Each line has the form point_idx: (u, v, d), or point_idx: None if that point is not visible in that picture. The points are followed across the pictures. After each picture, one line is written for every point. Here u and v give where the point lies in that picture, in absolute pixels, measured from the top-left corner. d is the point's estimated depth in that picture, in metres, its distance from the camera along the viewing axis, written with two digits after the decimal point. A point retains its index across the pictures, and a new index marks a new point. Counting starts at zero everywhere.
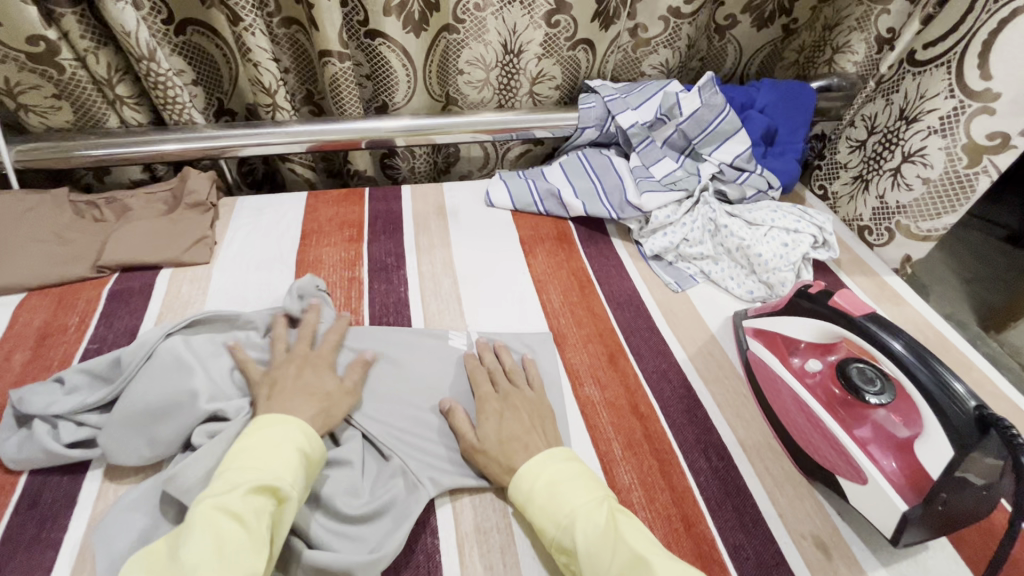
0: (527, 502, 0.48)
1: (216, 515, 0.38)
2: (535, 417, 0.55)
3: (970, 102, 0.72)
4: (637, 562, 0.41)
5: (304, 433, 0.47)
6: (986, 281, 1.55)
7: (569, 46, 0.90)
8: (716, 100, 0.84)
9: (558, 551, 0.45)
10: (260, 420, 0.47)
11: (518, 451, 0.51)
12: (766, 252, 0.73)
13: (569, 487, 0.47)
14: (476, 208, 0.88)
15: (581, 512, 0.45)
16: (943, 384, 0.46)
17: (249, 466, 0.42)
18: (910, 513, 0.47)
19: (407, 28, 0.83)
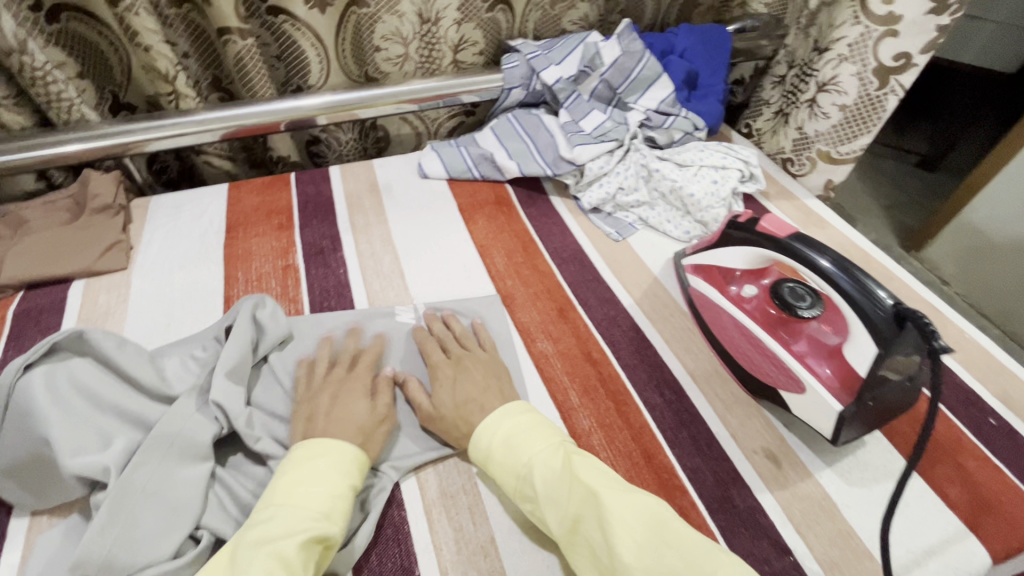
0: (487, 460, 0.48)
1: (272, 560, 0.37)
2: (486, 378, 0.55)
3: (876, 27, 0.74)
4: (591, 498, 0.41)
5: (357, 466, 0.46)
6: (905, 205, 1.67)
7: (486, 7, 0.88)
8: (634, 47, 0.83)
9: (521, 499, 0.45)
10: (315, 444, 0.46)
11: (475, 410, 0.51)
12: (697, 191, 0.75)
13: (524, 439, 0.47)
14: (410, 181, 0.85)
15: (536, 458, 0.45)
16: (866, 291, 0.48)
17: (302, 502, 0.41)
18: (844, 411, 0.50)
19: (309, 4, 0.78)
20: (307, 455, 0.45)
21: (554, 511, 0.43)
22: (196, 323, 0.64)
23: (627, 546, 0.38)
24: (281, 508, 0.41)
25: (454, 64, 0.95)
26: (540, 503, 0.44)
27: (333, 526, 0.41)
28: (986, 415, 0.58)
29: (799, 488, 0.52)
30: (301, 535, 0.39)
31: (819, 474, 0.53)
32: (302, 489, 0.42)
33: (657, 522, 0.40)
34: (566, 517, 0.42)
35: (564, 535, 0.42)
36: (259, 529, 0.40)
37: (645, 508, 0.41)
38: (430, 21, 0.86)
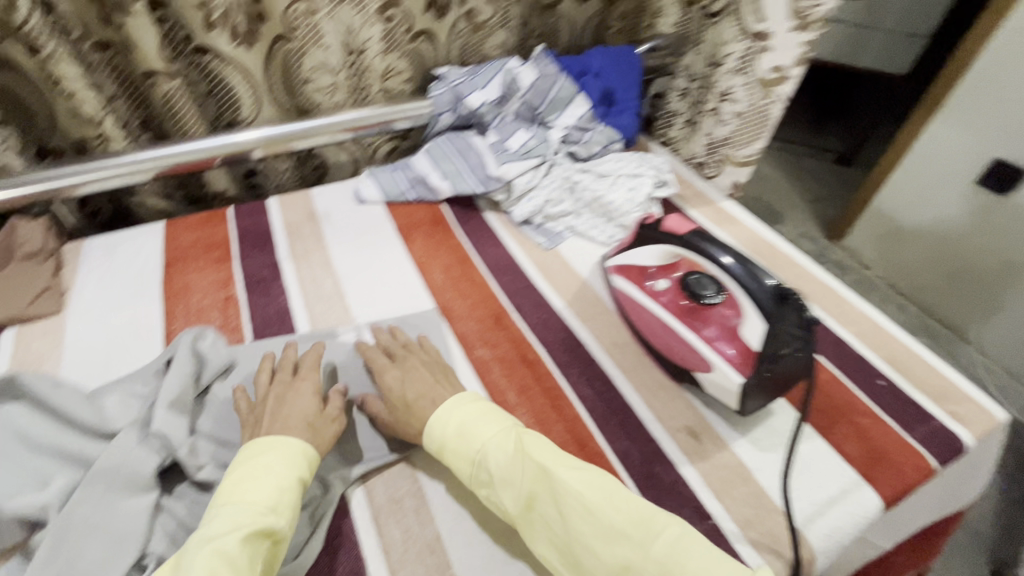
0: (442, 448, 0.51)
1: (215, 558, 0.39)
2: (438, 377, 0.58)
3: (756, 43, 0.83)
4: (542, 474, 0.46)
5: (304, 459, 0.48)
6: (828, 200, 1.95)
7: (409, 38, 0.93)
8: (549, 70, 0.91)
9: (478, 484, 0.49)
10: (263, 443, 0.48)
11: (430, 404, 0.54)
12: (616, 199, 0.82)
13: (476, 426, 0.51)
14: (349, 207, 0.88)
15: (489, 443, 0.49)
16: (758, 280, 0.56)
17: (246, 499, 0.44)
18: (746, 383, 0.56)
19: (235, 42, 0.81)
20: (254, 454, 0.47)
21: (507, 490, 0.47)
22: (135, 360, 0.64)
23: (581, 520, 0.44)
24: (226, 508, 0.43)
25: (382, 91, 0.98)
26: (495, 486, 0.47)
27: (280, 519, 0.44)
28: (877, 378, 0.66)
29: (717, 459, 0.57)
30: (244, 531, 0.41)
31: (735, 445, 0.58)
32: (247, 487, 0.44)
33: (605, 493, 0.46)
34: (520, 497, 0.47)
35: (518, 514, 0.47)
36: (206, 528, 0.42)
37: (593, 481, 0.46)
38: (355, 52, 0.90)
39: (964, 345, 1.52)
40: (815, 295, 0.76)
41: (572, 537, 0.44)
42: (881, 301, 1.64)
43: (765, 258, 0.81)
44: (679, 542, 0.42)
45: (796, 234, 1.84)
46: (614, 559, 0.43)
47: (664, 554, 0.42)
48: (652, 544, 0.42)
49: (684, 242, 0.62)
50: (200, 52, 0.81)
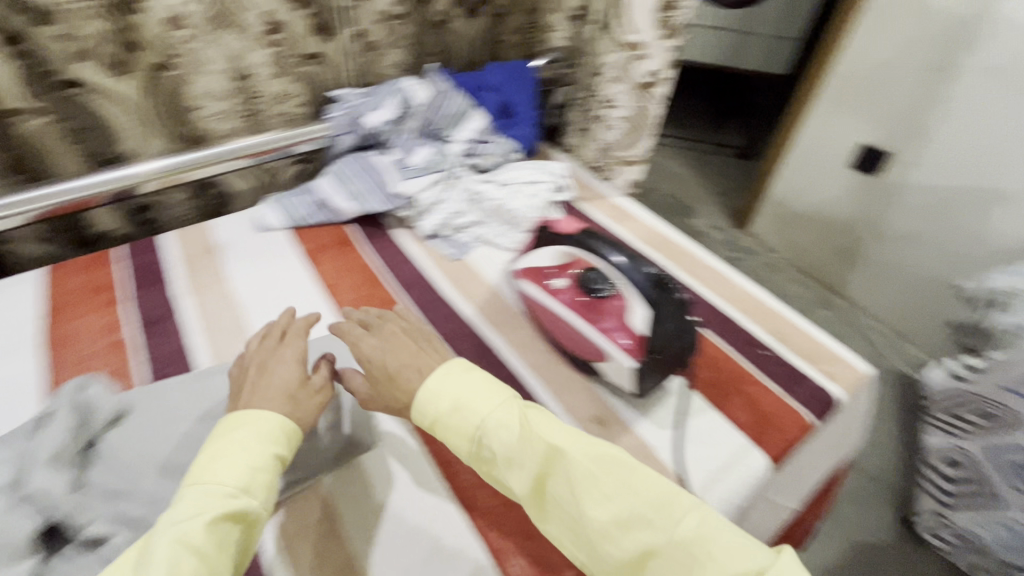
0: (436, 424, 0.51)
1: (179, 542, 0.39)
2: (419, 345, 0.58)
3: (629, 52, 0.90)
4: (551, 453, 0.46)
5: (279, 435, 0.49)
6: (733, 191, 2.11)
7: (298, 62, 0.93)
8: (441, 87, 0.93)
9: (479, 460, 0.50)
10: (240, 419, 0.49)
11: (414, 375, 0.54)
12: (517, 206, 0.86)
13: (474, 400, 0.50)
14: (250, 236, 0.86)
15: (487, 420, 0.49)
16: (638, 267, 0.60)
17: (216, 478, 0.44)
18: (639, 367, 0.59)
19: (111, 73, 0.78)
20: (229, 430, 0.48)
21: (512, 468, 0.47)
22: (12, 418, 0.60)
23: (597, 506, 0.44)
24: (195, 488, 0.43)
25: (276, 115, 0.97)
26: (502, 467, 0.48)
27: (252, 499, 0.44)
28: (760, 347, 0.72)
29: (621, 442, 0.61)
30: (211, 513, 0.41)
31: (637, 426, 0.62)
32: (217, 466, 0.44)
33: (618, 473, 0.45)
34: (530, 477, 0.47)
35: (530, 496, 0.47)
36: (175, 510, 0.42)
37: (605, 461, 0.46)
38: (243, 76, 0.89)
39: (858, 311, 1.68)
40: (704, 278, 0.82)
41: (585, 523, 0.44)
42: (787, 280, 1.79)
43: (660, 249, 0.87)
44: (702, 527, 0.42)
45: (710, 226, 1.97)
46: (634, 545, 0.43)
47: (687, 538, 0.42)
48: (676, 528, 0.43)
49: (575, 241, 0.66)
50: (79, 82, 0.76)
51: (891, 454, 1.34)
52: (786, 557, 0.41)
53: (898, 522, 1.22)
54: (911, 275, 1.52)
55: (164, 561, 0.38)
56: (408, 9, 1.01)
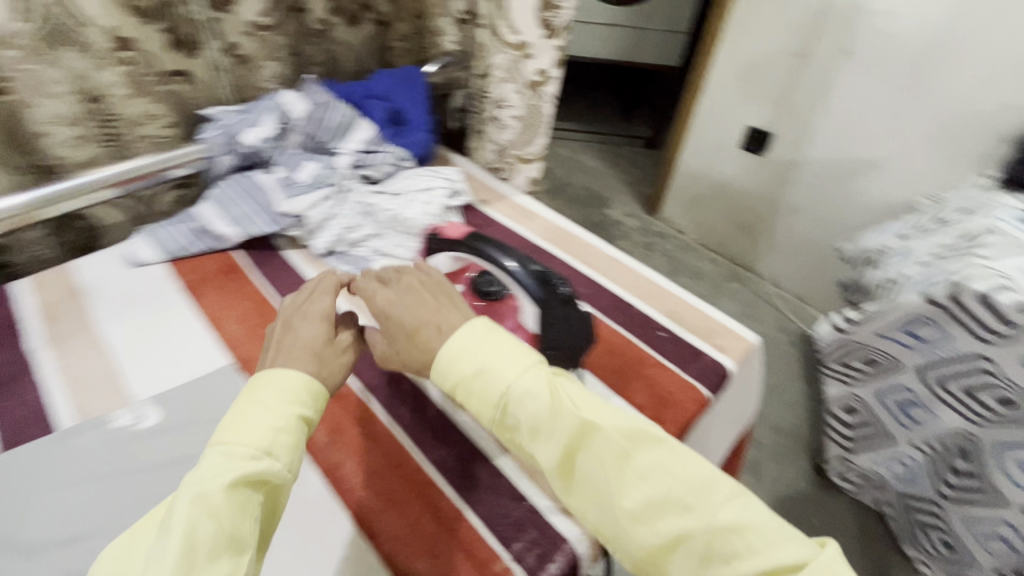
0: (456, 389, 0.48)
1: (201, 505, 0.38)
2: (438, 297, 0.54)
3: (515, 52, 0.92)
4: (584, 425, 0.44)
5: (301, 398, 0.47)
6: (643, 180, 2.21)
7: (158, 80, 0.86)
8: (321, 98, 0.90)
9: (500, 428, 0.47)
10: (267, 377, 0.48)
11: (433, 333, 0.50)
12: (413, 214, 0.85)
13: (498, 363, 0.47)
14: (121, 273, 0.78)
15: (514, 386, 0.46)
16: (524, 265, 0.61)
17: (237, 440, 0.42)
18: None
19: None
20: (255, 389, 0.46)
21: (538, 436, 0.45)
22: None
23: (629, 485, 0.42)
24: (215, 451, 0.42)
25: (138, 138, 0.89)
26: (529, 437, 0.45)
27: (274, 462, 0.42)
28: (658, 330, 0.75)
29: None
30: (231, 477, 0.40)
31: None
32: (238, 428, 0.43)
33: (654, 451, 0.43)
34: (558, 448, 0.44)
35: (557, 471, 0.45)
36: (199, 469, 0.41)
37: (640, 438, 0.44)
38: (94, 97, 0.81)
39: (763, 281, 1.80)
40: (603, 268, 0.84)
41: (616, 503, 0.42)
42: (698, 259, 1.88)
43: (560, 244, 0.89)
44: (743, 514, 0.40)
45: (624, 214, 2.05)
46: (668, 528, 0.41)
47: (725, 525, 0.40)
48: (714, 514, 0.40)
49: (465, 247, 0.64)
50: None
51: (801, 410, 1.45)
52: (831, 554, 0.39)
53: (813, 473, 1.32)
54: (803, 244, 1.65)
55: (182, 528, 0.37)
56: (281, 19, 0.96)
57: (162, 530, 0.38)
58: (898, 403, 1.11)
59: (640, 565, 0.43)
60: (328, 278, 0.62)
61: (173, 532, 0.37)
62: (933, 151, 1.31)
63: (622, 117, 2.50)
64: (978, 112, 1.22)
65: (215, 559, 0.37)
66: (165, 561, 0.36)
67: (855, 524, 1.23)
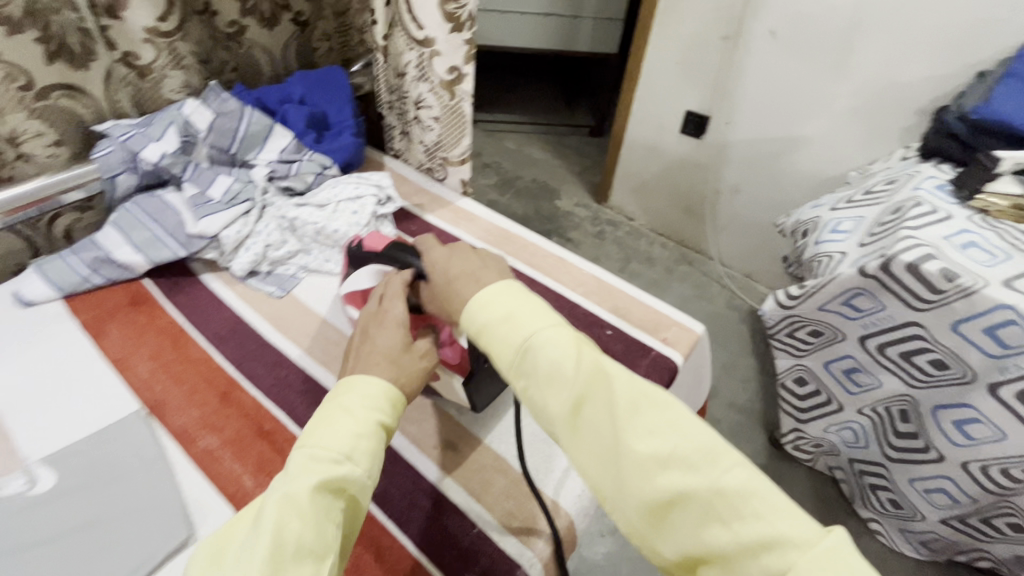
0: (483, 332, 0.46)
1: (290, 507, 0.39)
2: (494, 261, 0.52)
3: (424, 49, 0.87)
4: (599, 374, 0.43)
5: (385, 401, 0.46)
6: (590, 169, 2.21)
7: (37, 96, 0.77)
8: (227, 106, 0.83)
9: (515, 375, 0.45)
10: (352, 380, 0.47)
11: (470, 285, 0.49)
12: (340, 226, 0.78)
13: (523, 313, 0.45)
14: (6, 317, 0.69)
15: (537, 334, 0.44)
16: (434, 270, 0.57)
17: (323, 443, 0.42)
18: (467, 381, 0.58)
19: None
20: (341, 391, 0.46)
21: (553, 385, 0.43)
22: None
23: (638, 438, 0.41)
24: (302, 453, 0.42)
25: (20, 160, 0.80)
26: (542, 382, 0.43)
27: (354, 468, 0.42)
28: (604, 328, 0.73)
29: (475, 461, 0.57)
30: (314, 480, 0.40)
31: (490, 440, 0.60)
32: (323, 431, 0.43)
33: (665, 412, 0.42)
34: (570, 395, 0.43)
35: (565, 418, 0.43)
36: (291, 469, 0.42)
37: (650, 396, 0.43)
38: None
39: (711, 262, 1.84)
40: (546, 268, 0.82)
41: (622, 454, 0.40)
42: (648, 244, 1.90)
43: (501, 246, 0.86)
44: (750, 480, 0.38)
45: (573, 203, 2.04)
46: (670, 484, 0.39)
47: (731, 488, 0.38)
48: (719, 477, 0.39)
49: (383, 258, 0.61)
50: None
51: (754, 385, 1.48)
52: (835, 535, 0.36)
53: (769, 446, 1.35)
54: (746, 223, 1.69)
55: (272, 529, 0.38)
56: (183, 23, 0.88)
57: (255, 529, 0.39)
58: (842, 370, 1.13)
59: (633, 522, 0.41)
60: (395, 278, 0.56)
61: (263, 533, 0.38)
62: (860, 125, 1.35)
63: (566, 108, 2.49)
64: (897, 87, 1.26)
65: (300, 562, 0.38)
66: (256, 561, 0.37)
67: (812, 491, 1.27)
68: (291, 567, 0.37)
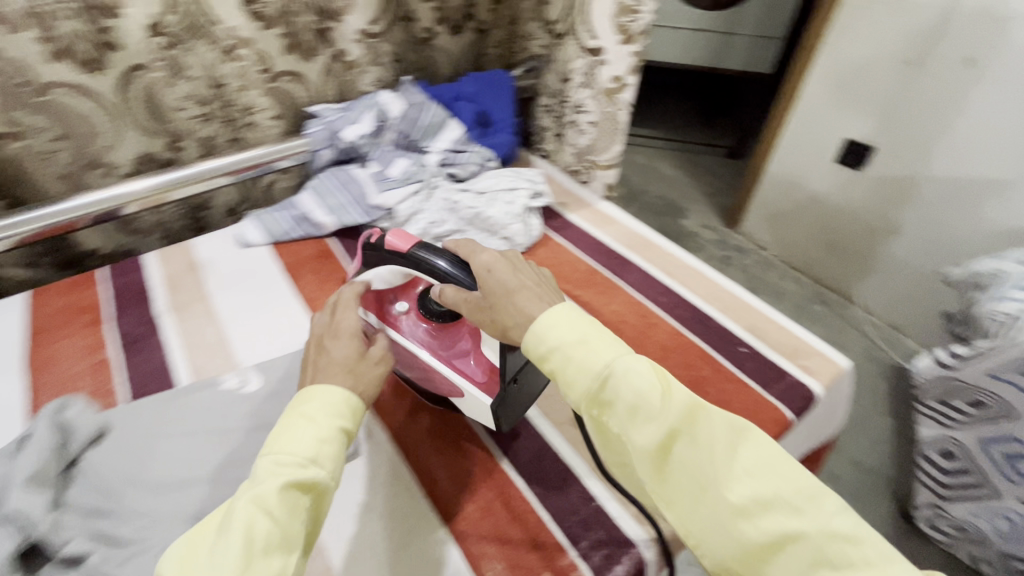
0: (554, 356, 0.46)
1: (255, 510, 0.38)
2: (541, 280, 0.53)
3: (591, 57, 0.94)
4: (692, 407, 0.42)
5: (345, 408, 0.46)
6: (722, 191, 2.13)
7: (271, 78, 0.95)
8: (415, 99, 0.95)
9: (592, 405, 0.44)
10: (310, 391, 0.47)
11: (530, 300, 0.49)
12: (495, 213, 0.87)
13: (599, 340, 0.45)
14: (231, 253, 0.86)
15: (617, 362, 0.43)
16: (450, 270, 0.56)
17: (287, 448, 0.42)
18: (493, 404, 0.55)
19: (83, 70, 0.77)
20: (297, 401, 0.46)
21: (640, 420, 0.42)
22: None
23: (735, 477, 0.40)
24: (268, 457, 0.42)
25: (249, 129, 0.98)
26: (628, 416, 0.42)
27: (320, 470, 0.42)
28: (739, 345, 0.72)
29: None
30: (279, 483, 0.40)
31: None
32: (287, 437, 0.43)
33: (759, 449, 0.41)
34: (661, 431, 0.41)
35: (652, 456, 0.42)
36: (255, 475, 0.41)
37: (743, 432, 0.42)
38: (217, 88, 0.90)
39: (852, 306, 1.68)
40: (680, 278, 0.83)
41: (720, 495, 0.40)
42: (779, 277, 1.79)
43: (637, 251, 0.88)
44: (857, 524, 0.38)
45: (700, 225, 1.98)
46: (774, 526, 0.38)
47: (840, 531, 0.37)
48: (827, 519, 0.38)
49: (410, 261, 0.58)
50: (55, 104, 0.77)
51: (888, 448, 1.33)
52: None
53: (898, 517, 1.21)
54: (900, 267, 1.52)
55: (241, 530, 0.37)
56: (388, 28, 1.03)
57: (218, 535, 0.38)
58: (1006, 457, 0.98)
59: (729, 563, 0.40)
60: (347, 290, 0.60)
61: (230, 535, 0.37)
62: None
63: (704, 127, 2.43)
64: None
65: (270, 559, 0.37)
66: (226, 560, 0.36)
67: None
68: (260, 564, 0.37)
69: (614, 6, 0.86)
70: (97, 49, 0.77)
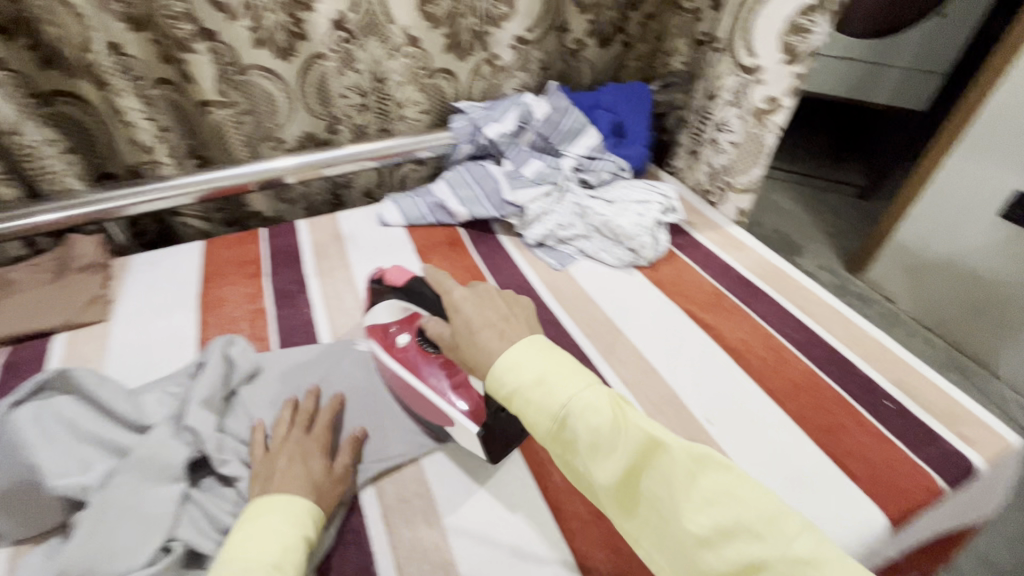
0: (515, 396, 0.44)
1: None
2: (516, 313, 0.52)
3: (747, 76, 0.90)
4: (649, 443, 0.39)
5: (304, 520, 0.47)
6: (846, 232, 1.96)
7: (427, 74, 1.01)
8: (560, 104, 0.97)
9: (554, 443, 0.43)
10: (265, 503, 0.48)
11: (492, 338, 0.48)
12: (625, 223, 0.86)
13: (558, 376, 0.43)
14: (372, 230, 0.93)
15: (572, 400, 0.41)
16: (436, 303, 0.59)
17: (251, 553, 0.42)
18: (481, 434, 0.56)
19: (276, 55, 0.87)
20: (255, 512, 0.47)
21: (598, 458, 0.40)
22: (165, 370, 0.69)
23: (694, 510, 0.37)
24: (229, 564, 0.41)
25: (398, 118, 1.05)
26: (587, 454, 0.40)
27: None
28: (884, 398, 0.66)
29: None
30: None
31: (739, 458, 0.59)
32: (252, 542, 0.43)
33: (723, 476, 0.37)
34: (620, 467, 0.39)
35: (615, 492, 0.40)
36: None
37: (704, 459, 0.38)
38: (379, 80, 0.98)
39: (994, 380, 1.47)
40: (816, 316, 0.78)
41: (676, 528, 0.37)
42: (906, 334, 1.61)
43: (768, 281, 0.84)
44: (819, 547, 0.34)
45: (817, 265, 1.83)
46: (739, 556, 0.35)
47: (800, 556, 0.33)
48: (789, 544, 0.34)
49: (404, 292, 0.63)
50: (251, 84, 0.88)
51: None
52: None
53: None
54: None
55: None
56: (542, 36, 1.06)
57: None
58: None
59: None
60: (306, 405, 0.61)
61: None
62: None
63: (833, 162, 2.25)
64: None
65: None
66: None
67: None
68: None
69: (785, 24, 0.82)
70: (292, 37, 0.87)
